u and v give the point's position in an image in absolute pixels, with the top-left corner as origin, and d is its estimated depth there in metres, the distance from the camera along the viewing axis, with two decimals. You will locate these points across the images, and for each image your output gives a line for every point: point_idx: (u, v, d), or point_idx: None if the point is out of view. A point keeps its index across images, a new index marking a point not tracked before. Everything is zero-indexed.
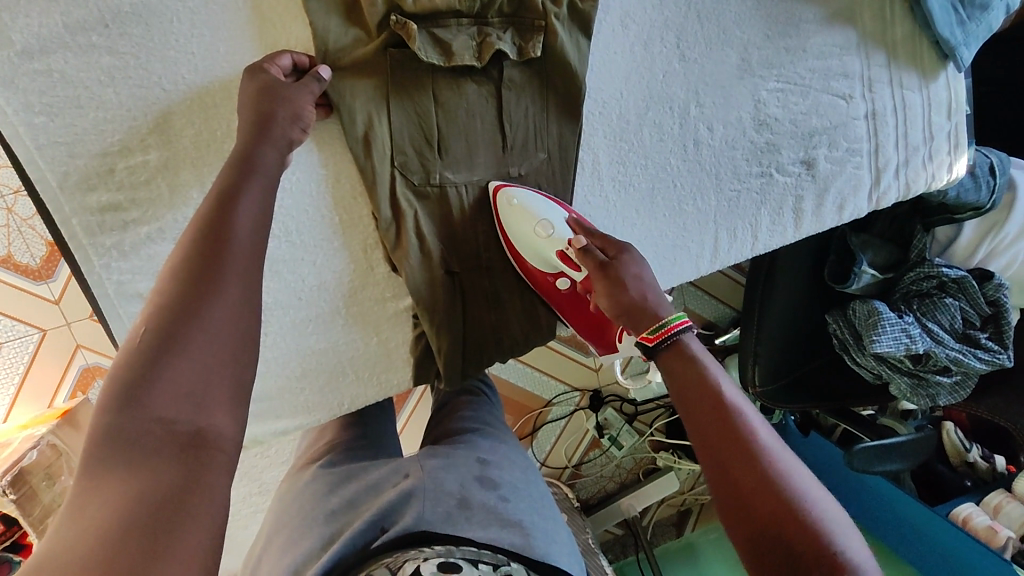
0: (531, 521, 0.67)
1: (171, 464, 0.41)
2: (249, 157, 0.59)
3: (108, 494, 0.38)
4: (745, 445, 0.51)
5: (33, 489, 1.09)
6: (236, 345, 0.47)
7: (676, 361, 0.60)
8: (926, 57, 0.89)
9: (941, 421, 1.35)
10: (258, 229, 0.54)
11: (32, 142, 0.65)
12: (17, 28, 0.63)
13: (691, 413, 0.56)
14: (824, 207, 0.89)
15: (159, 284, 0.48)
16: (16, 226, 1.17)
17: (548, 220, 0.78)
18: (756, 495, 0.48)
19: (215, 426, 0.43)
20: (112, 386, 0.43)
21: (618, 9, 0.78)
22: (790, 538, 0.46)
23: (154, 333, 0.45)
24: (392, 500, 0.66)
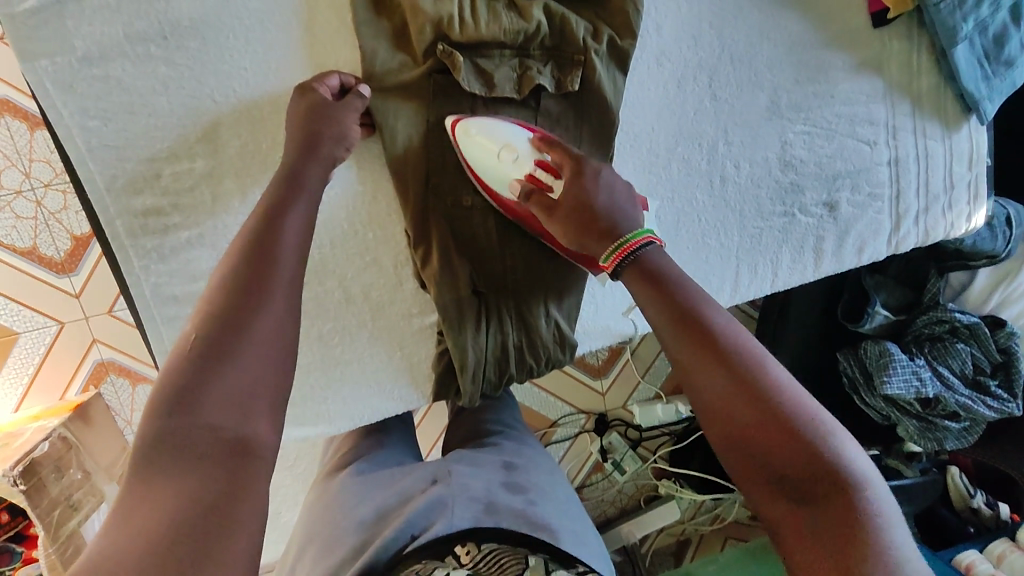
0: (559, 523, 0.68)
1: (220, 469, 0.43)
2: (294, 176, 0.62)
3: (160, 499, 0.40)
4: (754, 391, 0.52)
5: (43, 480, 1.09)
6: (281, 355, 0.49)
7: (668, 304, 0.59)
8: (950, 109, 0.91)
9: (946, 465, 1.37)
10: (302, 245, 0.56)
11: (85, 144, 0.68)
12: (80, 35, 0.66)
13: (693, 363, 0.55)
14: (844, 248, 0.91)
15: (211, 292, 0.50)
16: (43, 218, 1.18)
17: (506, 140, 0.74)
18: (774, 440, 0.50)
19: (260, 434, 0.45)
20: (162, 390, 0.44)
21: (654, 47, 0.81)
22: (809, 475, 0.48)
23: (205, 341, 0.46)
24: (421, 507, 0.67)
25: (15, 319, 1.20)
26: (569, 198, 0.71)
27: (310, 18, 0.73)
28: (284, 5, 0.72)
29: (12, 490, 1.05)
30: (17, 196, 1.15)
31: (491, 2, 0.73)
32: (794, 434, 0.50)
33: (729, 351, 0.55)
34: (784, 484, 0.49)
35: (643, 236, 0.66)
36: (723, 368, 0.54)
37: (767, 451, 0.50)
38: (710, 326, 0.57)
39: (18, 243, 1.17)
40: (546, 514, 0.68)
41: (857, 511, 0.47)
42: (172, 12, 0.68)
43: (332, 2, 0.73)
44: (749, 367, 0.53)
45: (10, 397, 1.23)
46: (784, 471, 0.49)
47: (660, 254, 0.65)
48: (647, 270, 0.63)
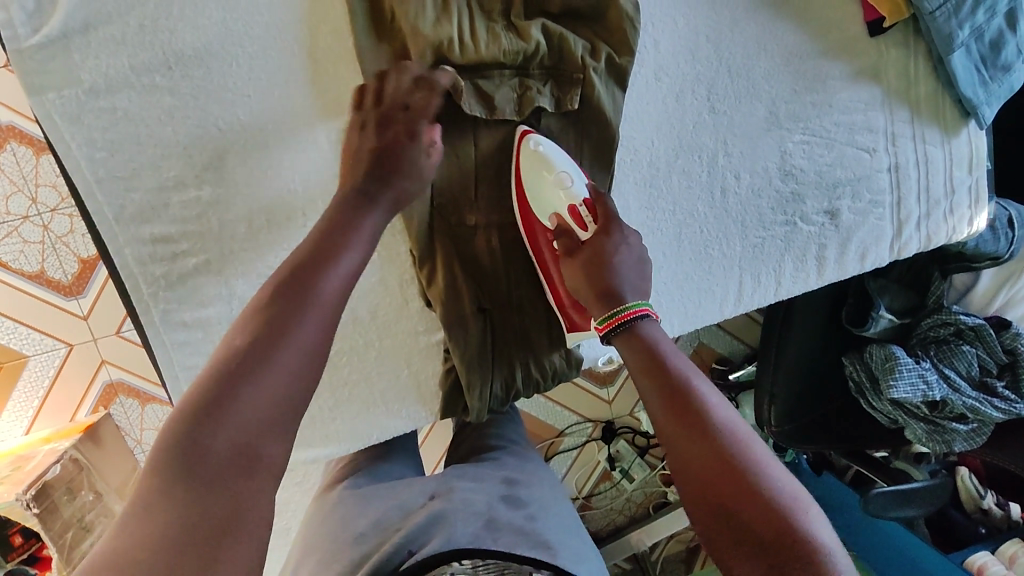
0: (560, 539, 0.69)
1: (232, 485, 0.44)
2: (358, 195, 0.66)
3: (176, 506, 0.42)
4: (728, 458, 0.53)
5: (55, 502, 1.10)
6: (303, 382, 0.51)
7: (653, 370, 0.61)
8: (948, 114, 0.91)
9: (957, 465, 1.35)
10: (348, 279, 0.59)
11: (93, 175, 0.69)
12: (87, 69, 0.67)
13: (671, 430, 0.56)
14: (846, 256, 0.91)
15: (256, 308, 0.53)
16: (50, 242, 1.19)
17: (567, 172, 0.77)
18: (745, 507, 0.50)
19: (272, 456, 0.47)
20: (196, 394, 0.47)
21: (652, 62, 0.82)
22: (776, 546, 0.48)
23: (242, 354, 0.49)
24: (421, 522, 0.68)
25: (24, 342, 1.21)
26: (591, 250, 0.74)
27: (313, 45, 0.74)
28: (285, 33, 0.73)
29: (25, 513, 1.07)
30: (24, 221, 1.16)
31: (490, 25, 0.74)
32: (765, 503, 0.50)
33: (707, 418, 0.56)
34: (749, 554, 0.49)
35: (640, 307, 0.67)
36: (700, 434, 0.55)
37: (739, 520, 0.50)
38: (692, 393, 0.58)
39: (25, 267, 1.19)
40: (547, 531, 0.68)
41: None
42: (176, 43, 0.69)
43: (333, 29, 0.74)
44: (725, 438, 0.54)
45: (19, 419, 1.24)
46: (751, 540, 0.49)
47: (652, 323, 0.66)
48: (638, 336, 0.65)
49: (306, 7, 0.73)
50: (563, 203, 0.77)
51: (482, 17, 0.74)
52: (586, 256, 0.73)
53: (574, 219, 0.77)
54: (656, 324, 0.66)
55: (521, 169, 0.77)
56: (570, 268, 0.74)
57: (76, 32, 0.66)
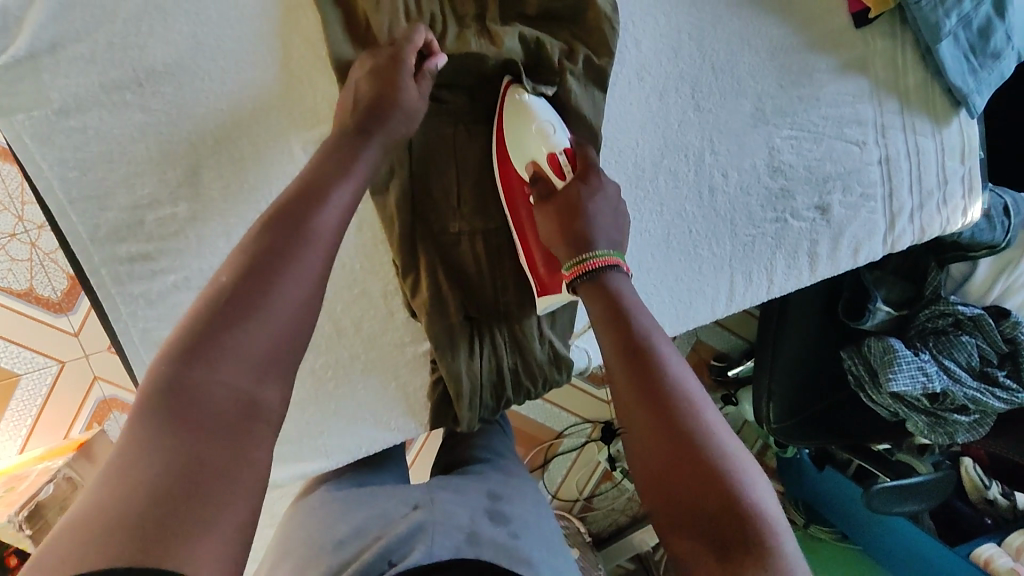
0: (542, 556, 0.67)
1: (229, 419, 0.43)
2: (362, 127, 0.63)
3: (174, 433, 0.41)
4: (676, 420, 0.52)
5: (49, 522, 1.09)
6: (293, 328, 0.49)
7: (615, 328, 0.60)
8: (938, 104, 0.89)
9: (960, 455, 1.33)
10: (344, 216, 0.56)
11: (66, 196, 0.68)
12: (55, 88, 0.66)
13: (625, 388, 0.56)
14: (839, 250, 0.89)
15: (249, 244, 0.51)
16: (39, 260, 1.19)
17: (551, 122, 0.73)
18: (689, 469, 0.49)
19: (269, 394, 0.46)
20: (185, 335, 0.45)
21: (634, 62, 0.80)
22: (715, 511, 0.47)
23: (236, 290, 0.48)
24: (403, 533, 0.66)
25: (15, 360, 1.20)
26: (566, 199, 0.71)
27: (286, 55, 0.72)
28: (257, 44, 0.71)
29: (19, 534, 1.06)
30: (11, 239, 1.16)
31: (461, 30, 0.73)
32: (709, 468, 0.49)
33: (663, 378, 0.55)
34: (687, 518, 0.48)
35: (608, 258, 0.67)
36: (655, 392, 0.54)
37: (683, 475, 0.49)
38: (652, 349, 0.57)
39: (15, 285, 1.18)
40: (528, 549, 0.67)
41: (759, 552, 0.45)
42: (145, 58, 0.68)
43: (306, 38, 0.73)
44: (679, 398, 0.53)
45: (14, 437, 1.23)
46: (693, 504, 0.48)
47: (621, 278, 0.66)
48: (603, 293, 0.64)
49: (278, 17, 0.72)
50: (542, 151, 0.73)
51: (455, 23, 0.73)
52: (560, 205, 0.71)
53: (551, 167, 0.73)
54: (624, 279, 0.66)
55: (503, 117, 0.74)
56: (544, 215, 0.71)
57: (42, 50, 0.65)
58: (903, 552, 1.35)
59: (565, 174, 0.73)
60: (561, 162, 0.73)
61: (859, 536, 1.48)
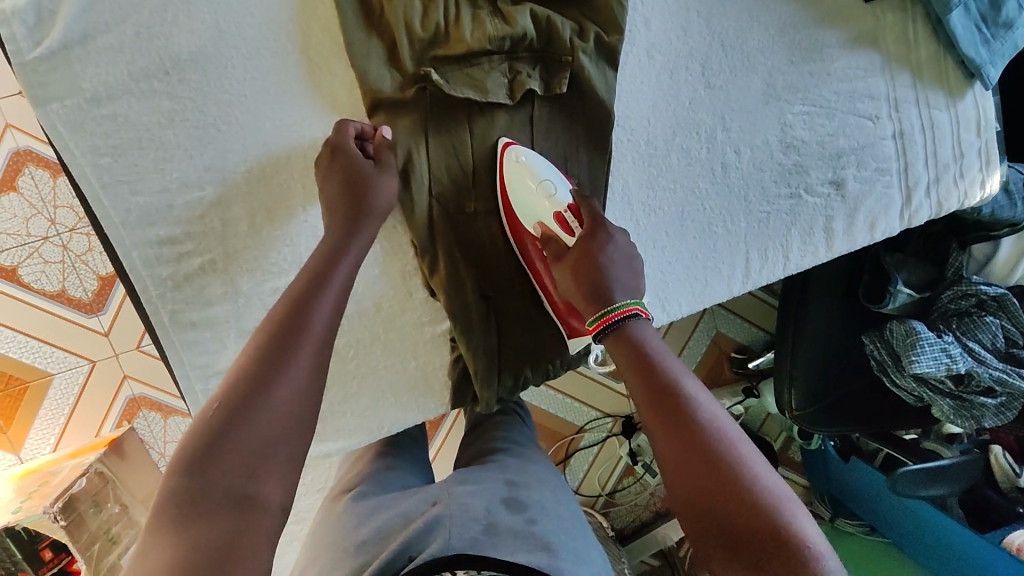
0: (560, 542, 0.68)
1: (225, 521, 0.47)
2: (340, 223, 0.69)
3: (175, 539, 0.45)
4: (727, 472, 0.52)
5: (82, 515, 1.13)
6: (293, 429, 0.53)
7: (647, 378, 0.60)
8: (952, 76, 0.89)
9: (989, 443, 1.32)
10: (334, 313, 0.61)
11: (98, 181, 0.70)
12: (88, 78, 0.69)
13: (666, 444, 0.56)
14: (855, 225, 0.89)
15: (249, 350, 0.55)
16: (70, 261, 1.22)
17: (550, 181, 0.78)
18: (735, 516, 0.50)
19: (266, 492, 0.50)
20: (189, 443, 0.50)
21: (643, 41, 0.81)
22: (781, 565, 0.48)
23: (232, 398, 0.52)
24: (421, 527, 0.67)
25: (48, 360, 1.23)
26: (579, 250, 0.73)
27: (306, 43, 0.75)
28: (278, 32, 0.74)
29: (54, 526, 1.09)
30: (44, 242, 1.19)
31: (476, 12, 0.75)
32: (756, 513, 0.50)
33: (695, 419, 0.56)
34: (740, 563, 0.49)
35: (633, 306, 0.66)
36: (689, 437, 0.55)
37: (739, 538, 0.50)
38: (685, 399, 0.57)
39: (46, 287, 1.21)
40: (551, 535, 0.68)
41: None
42: (172, 47, 0.71)
43: (324, 26, 0.75)
44: (723, 450, 0.53)
45: (47, 437, 1.26)
46: (743, 550, 0.50)
47: (642, 324, 0.65)
48: (623, 334, 0.64)
49: (297, 5, 0.75)
50: (548, 212, 0.77)
51: (469, 6, 0.75)
52: (572, 256, 0.73)
53: (559, 224, 0.77)
54: (647, 325, 0.65)
55: (505, 182, 0.78)
56: (558, 272, 0.74)
57: (76, 42, 0.68)
58: (933, 541, 1.32)
59: (571, 230, 0.76)
60: (566, 221, 0.77)
61: (889, 529, 1.45)
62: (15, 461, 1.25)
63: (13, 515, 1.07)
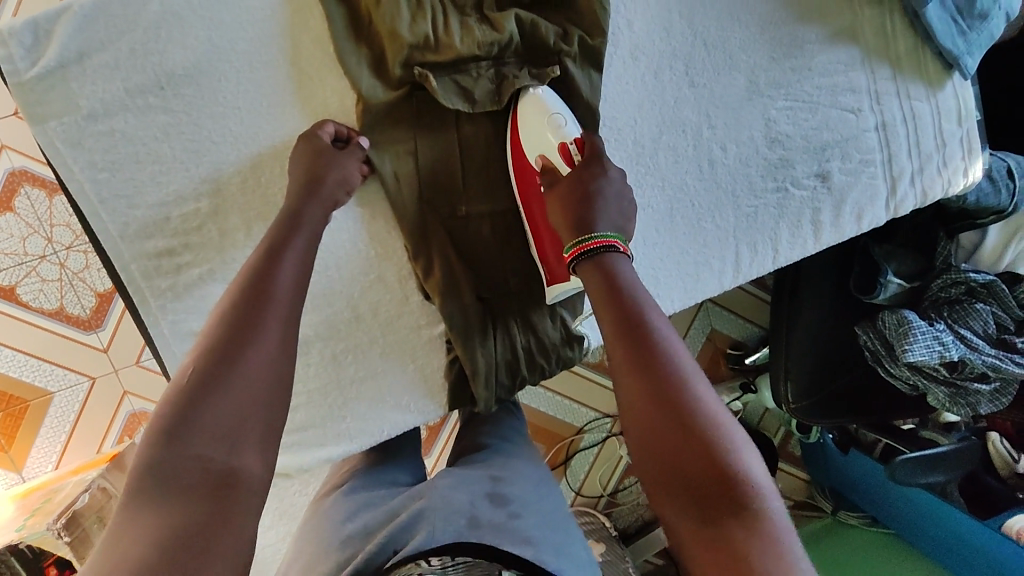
0: (542, 535, 0.66)
1: (204, 500, 0.46)
2: (294, 213, 0.69)
3: (144, 526, 0.43)
4: (675, 398, 0.53)
5: (86, 531, 1.11)
6: (267, 398, 0.53)
7: (612, 307, 0.60)
8: (930, 68, 0.91)
9: (986, 431, 1.31)
10: (298, 281, 0.62)
11: (96, 196, 0.72)
12: (84, 94, 0.70)
13: (622, 364, 0.56)
14: (842, 217, 0.91)
15: (207, 332, 0.55)
16: (68, 279, 1.22)
17: (561, 116, 0.77)
18: (687, 458, 0.50)
19: (247, 467, 0.49)
20: (155, 426, 0.49)
21: (627, 43, 0.83)
22: (715, 494, 0.49)
23: (198, 373, 0.51)
24: (404, 521, 0.67)
25: (47, 377, 1.24)
26: (570, 183, 0.72)
27: (297, 55, 0.76)
28: (269, 46, 0.76)
29: (58, 542, 1.07)
30: (42, 260, 1.20)
31: (464, 19, 0.77)
32: (716, 456, 0.50)
33: (668, 362, 0.55)
34: (693, 505, 0.49)
35: (610, 239, 0.65)
36: (652, 378, 0.54)
37: (678, 464, 0.50)
38: (648, 328, 0.57)
39: (45, 305, 1.22)
40: (531, 527, 0.67)
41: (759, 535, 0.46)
42: (165, 62, 0.72)
43: (315, 36, 0.77)
44: (677, 381, 0.54)
45: (49, 455, 1.26)
46: (694, 489, 0.49)
47: (621, 258, 0.64)
48: (601, 268, 0.63)
49: (288, 17, 0.76)
50: (553, 143, 0.76)
51: (457, 13, 0.77)
52: (569, 181, 0.72)
53: (561, 155, 0.76)
54: (624, 258, 0.64)
55: (517, 115, 0.78)
56: (549, 203, 0.72)
57: (71, 61, 0.70)
58: (931, 530, 1.31)
59: (572, 164, 0.75)
60: (571, 153, 0.76)
61: (890, 521, 1.44)
62: (17, 481, 1.25)
63: (18, 532, 1.07)
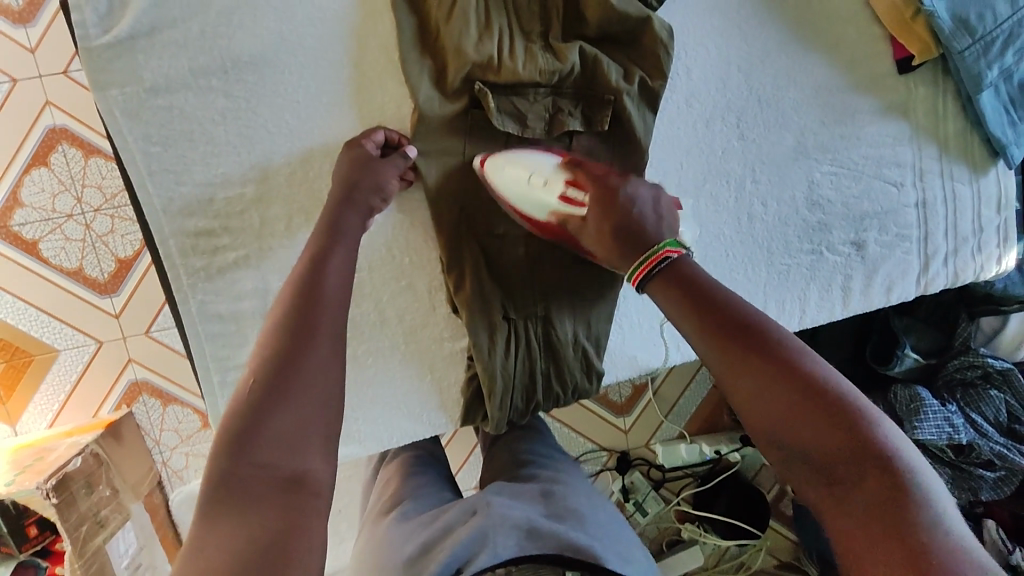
0: (604, 545, 0.69)
1: (278, 506, 0.47)
2: (334, 221, 0.69)
3: (225, 536, 0.45)
4: (787, 376, 0.56)
5: (73, 495, 1.09)
6: (331, 390, 0.55)
7: (696, 309, 0.63)
8: (976, 153, 0.92)
9: (982, 517, 1.21)
10: (344, 286, 0.63)
11: (146, 168, 0.73)
12: (149, 68, 0.72)
13: (724, 361, 0.60)
14: (873, 287, 0.91)
15: (265, 339, 0.56)
16: (92, 241, 1.22)
17: (537, 165, 0.78)
18: (809, 430, 0.53)
19: (313, 469, 0.50)
20: (225, 435, 0.50)
21: (683, 88, 0.84)
22: (848, 457, 0.51)
23: (261, 381, 0.52)
24: (465, 541, 0.67)
25: (57, 336, 1.24)
26: (602, 215, 0.75)
27: (360, 57, 0.78)
28: (335, 45, 0.77)
29: (44, 502, 1.05)
30: (68, 219, 1.20)
31: (528, 45, 0.78)
32: (846, 436, 0.51)
33: (768, 347, 0.58)
34: (836, 489, 0.51)
35: (665, 249, 0.68)
36: (756, 364, 0.57)
37: (803, 441, 0.53)
38: (737, 319, 0.61)
39: (65, 263, 1.22)
40: (588, 539, 0.68)
41: (902, 484, 0.48)
42: (233, 48, 0.74)
43: (380, 42, 0.78)
44: (782, 359, 0.57)
45: (45, 412, 1.26)
46: (829, 458, 0.52)
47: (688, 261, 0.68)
48: (677, 279, 0.66)
49: (357, 19, 0.77)
50: (555, 197, 0.78)
51: (522, 38, 0.78)
52: (600, 220, 0.75)
53: (569, 200, 0.78)
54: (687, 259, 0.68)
55: (499, 190, 0.78)
56: (594, 237, 0.76)
57: (141, 34, 0.71)
58: None
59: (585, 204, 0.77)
60: (574, 197, 0.78)
61: None
62: (9, 433, 1.25)
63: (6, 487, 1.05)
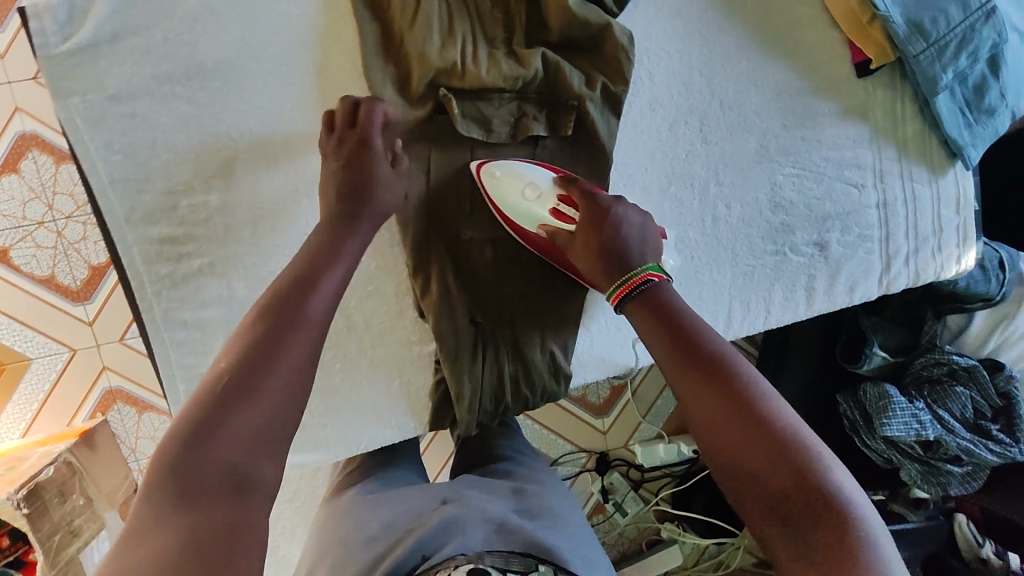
0: (567, 546, 0.68)
1: (223, 503, 0.48)
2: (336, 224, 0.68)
3: (167, 531, 0.45)
4: (738, 401, 0.57)
5: (45, 504, 1.07)
6: (294, 412, 0.54)
7: (664, 331, 0.64)
8: (935, 154, 0.93)
9: (953, 512, 1.24)
10: (335, 297, 0.62)
11: (108, 176, 0.73)
12: (112, 76, 0.72)
13: (684, 382, 0.60)
14: (836, 287, 0.92)
15: (233, 341, 0.56)
16: (63, 248, 1.21)
17: (532, 177, 0.79)
18: (755, 455, 0.54)
19: (260, 472, 0.50)
20: (182, 430, 0.50)
21: (646, 93, 0.86)
22: (789, 488, 0.52)
23: (223, 381, 0.52)
24: (437, 526, 0.68)
25: (29, 344, 1.23)
26: (590, 234, 0.75)
27: (325, 64, 0.78)
28: (299, 52, 0.77)
29: (15, 513, 1.03)
30: (39, 227, 1.19)
31: (492, 51, 0.79)
32: (797, 473, 0.52)
33: (726, 373, 0.59)
34: (776, 520, 0.52)
35: (646, 273, 0.70)
36: (714, 388, 0.58)
37: (747, 466, 0.54)
38: (700, 344, 0.62)
39: (36, 271, 1.21)
40: (557, 539, 0.68)
41: (839, 521, 0.50)
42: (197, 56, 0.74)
43: (345, 48, 0.78)
44: (738, 385, 0.58)
45: (17, 422, 1.25)
46: (771, 487, 0.53)
47: (664, 288, 0.69)
48: (651, 302, 0.67)
49: (321, 26, 0.78)
50: (546, 211, 0.78)
51: (486, 44, 0.79)
52: (586, 240, 0.75)
53: (558, 216, 0.78)
54: (665, 285, 0.69)
55: (493, 197, 0.79)
56: (577, 255, 0.76)
57: (103, 41, 0.71)
58: None
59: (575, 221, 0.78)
60: (565, 213, 0.78)
61: None
62: None
63: None
